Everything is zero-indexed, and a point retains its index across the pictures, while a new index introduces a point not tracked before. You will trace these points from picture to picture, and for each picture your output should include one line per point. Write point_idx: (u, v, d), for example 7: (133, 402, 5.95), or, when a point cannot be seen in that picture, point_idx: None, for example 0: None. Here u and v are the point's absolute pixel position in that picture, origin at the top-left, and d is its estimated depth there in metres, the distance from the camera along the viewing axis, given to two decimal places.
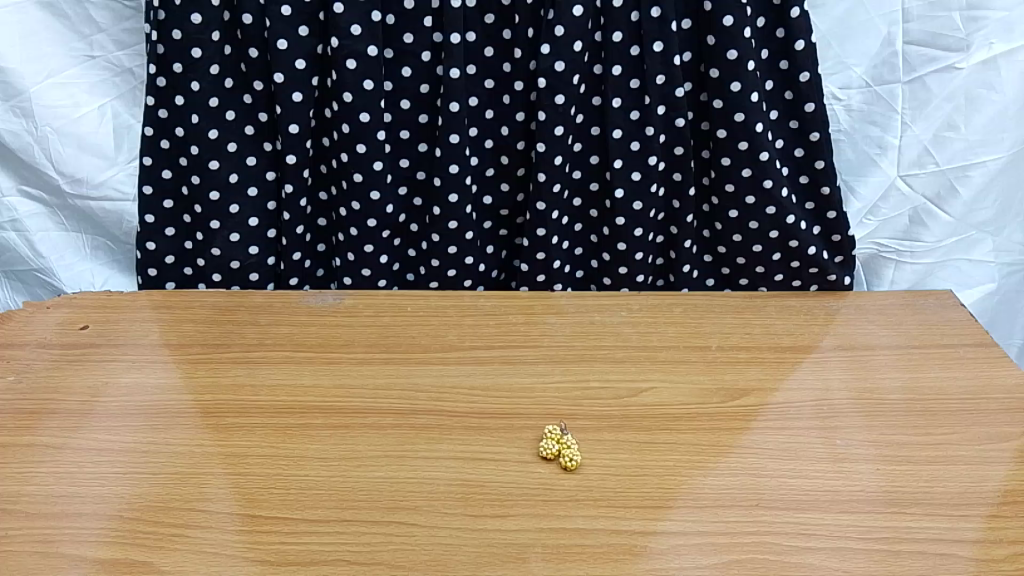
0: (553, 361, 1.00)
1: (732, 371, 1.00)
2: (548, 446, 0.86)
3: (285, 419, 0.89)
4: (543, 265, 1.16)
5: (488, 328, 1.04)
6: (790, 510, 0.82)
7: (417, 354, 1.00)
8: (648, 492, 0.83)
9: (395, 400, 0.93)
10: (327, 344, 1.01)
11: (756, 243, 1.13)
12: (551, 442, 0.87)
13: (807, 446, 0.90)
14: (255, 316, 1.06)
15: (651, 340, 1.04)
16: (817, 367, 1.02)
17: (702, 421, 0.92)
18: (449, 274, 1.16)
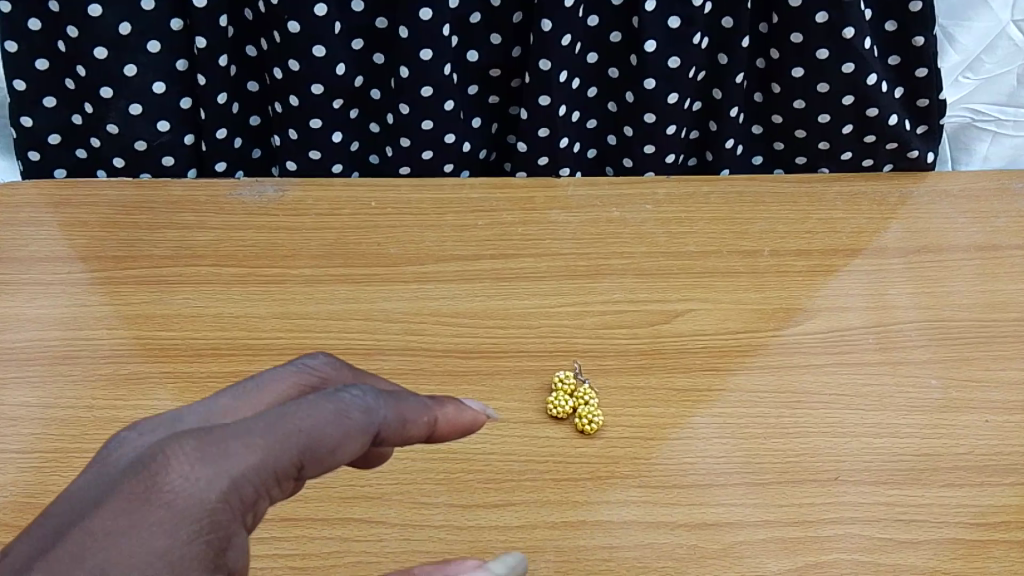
0: (562, 277, 0.76)
1: (792, 285, 0.77)
2: (560, 404, 0.64)
3: (208, 367, 0.68)
4: (546, 143, 0.91)
5: (476, 230, 0.79)
6: (876, 487, 0.63)
7: (383, 269, 0.76)
8: (693, 464, 0.63)
9: (356, 337, 0.70)
10: (264, 256, 0.77)
11: (821, 112, 0.88)
12: (563, 398, 0.64)
13: (894, 392, 0.69)
14: (165, 218, 0.80)
15: (686, 245, 0.80)
16: (902, 278, 0.79)
17: (758, 358, 0.71)
18: (425, 156, 0.90)
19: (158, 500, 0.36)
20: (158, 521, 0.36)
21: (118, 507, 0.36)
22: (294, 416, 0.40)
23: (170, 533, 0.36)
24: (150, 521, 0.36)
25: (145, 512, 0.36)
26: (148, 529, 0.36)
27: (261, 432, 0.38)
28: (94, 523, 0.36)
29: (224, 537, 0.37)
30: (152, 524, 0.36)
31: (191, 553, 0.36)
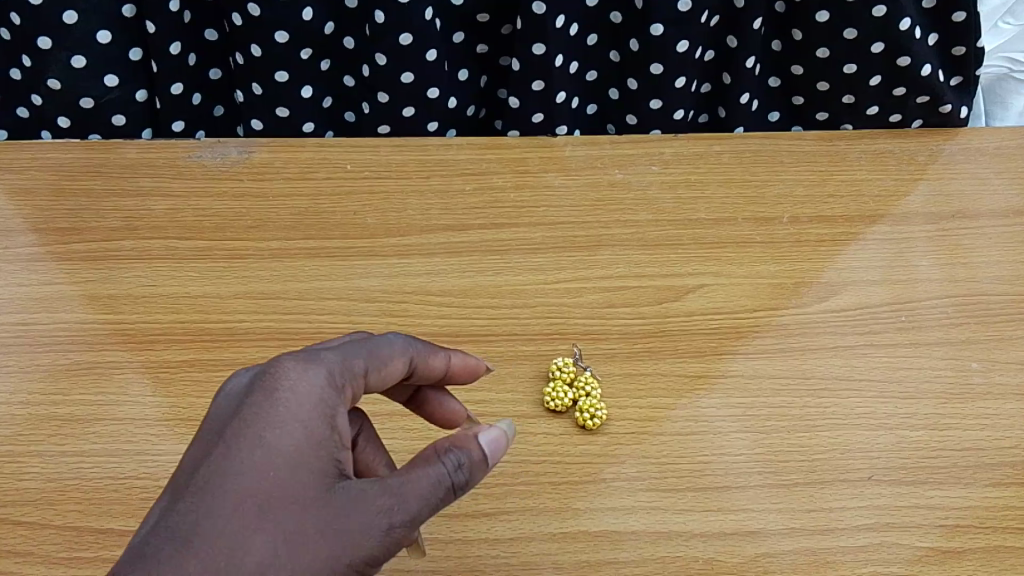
0: (560, 249, 0.69)
1: (818, 255, 0.69)
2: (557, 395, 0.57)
3: (161, 354, 0.60)
4: (541, 98, 0.82)
5: (464, 196, 0.71)
6: (915, 487, 0.56)
7: (360, 241, 0.68)
8: (709, 464, 0.56)
9: (329, 319, 0.63)
10: (225, 226, 0.68)
11: (849, 62, 0.80)
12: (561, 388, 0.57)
13: (932, 377, 0.62)
14: (114, 184, 0.71)
15: (696, 209, 0.72)
16: (939, 245, 0.71)
17: (781, 339, 0.64)
18: (406, 113, 0.82)
19: (274, 395, 0.42)
20: (282, 408, 0.41)
21: (241, 414, 0.41)
22: (353, 342, 0.46)
23: (293, 412, 0.41)
24: (274, 408, 0.41)
25: (266, 405, 0.41)
26: (271, 414, 0.41)
27: (333, 350, 0.45)
28: (232, 428, 0.41)
29: (330, 416, 0.42)
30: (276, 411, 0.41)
31: (311, 427, 0.41)
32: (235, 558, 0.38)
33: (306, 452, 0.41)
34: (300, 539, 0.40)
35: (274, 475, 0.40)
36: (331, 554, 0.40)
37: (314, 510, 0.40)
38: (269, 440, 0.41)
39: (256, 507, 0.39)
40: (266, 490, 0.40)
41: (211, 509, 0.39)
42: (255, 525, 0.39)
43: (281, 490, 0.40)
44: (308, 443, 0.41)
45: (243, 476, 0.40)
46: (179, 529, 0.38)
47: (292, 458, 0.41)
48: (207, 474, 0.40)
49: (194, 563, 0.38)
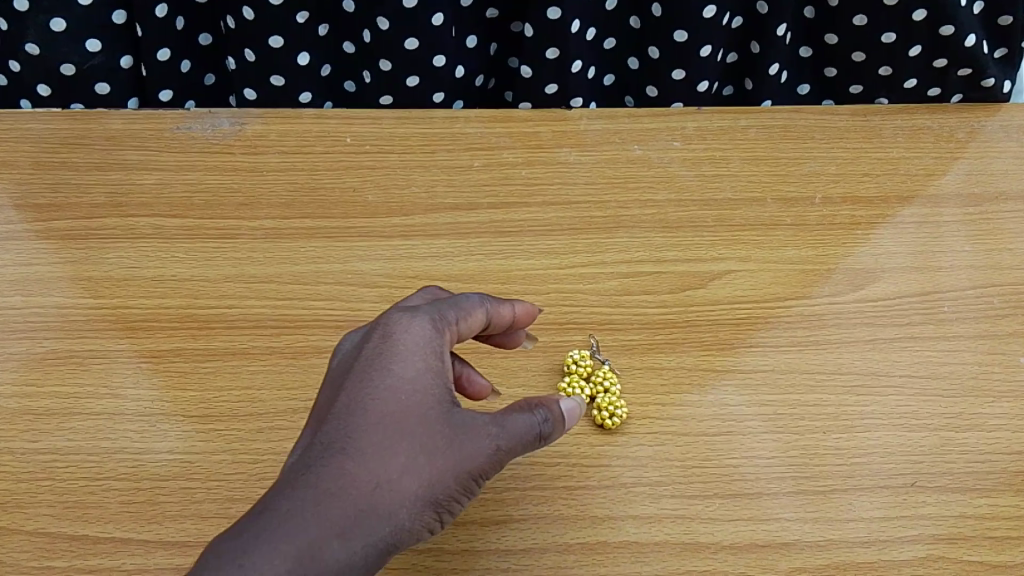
0: (575, 230, 0.64)
1: (853, 238, 0.64)
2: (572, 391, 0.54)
3: (144, 342, 0.55)
4: (556, 67, 0.77)
5: (472, 173, 0.66)
6: (963, 495, 0.51)
7: (360, 221, 0.63)
8: (738, 468, 0.51)
9: (327, 304, 0.58)
10: (214, 203, 0.63)
11: (887, 29, 0.75)
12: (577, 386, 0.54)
13: (978, 375, 0.57)
14: (97, 156, 0.66)
15: (722, 187, 0.67)
16: (982, 229, 0.66)
17: (814, 330, 0.59)
18: (410, 82, 0.77)
19: (389, 338, 0.43)
20: (399, 347, 0.43)
21: (360, 358, 0.43)
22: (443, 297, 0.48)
23: (412, 348, 0.43)
24: (391, 349, 0.43)
25: (382, 347, 0.43)
26: (389, 353, 0.43)
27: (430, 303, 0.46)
28: (359, 365, 0.43)
29: (439, 355, 0.44)
30: (393, 350, 0.43)
31: (427, 363, 0.43)
32: (380, 472, 0.40)
33: (427, 381, 0.42)
34: (433, 454, 0.41)
35: (404, 401, 0.41)
36: (458, 471, 0.41)
37: (441, 430, 0.42)
38: (394, 373, 0.42)
39: (391, 428, 0.41)
40: (398, 414, 0.41)
41: (352, 431, 0.40)
42: (393, 442, 0.40)
43: (408, 415, 0.41)
44: (425, 377, 0.43)
45: (377, 401, 0.41)
46: (325, 451, 0.40)
47: (418, 387, 0.42)
48: (343, 404, 0.41)
49: (345, 479, 0.39)
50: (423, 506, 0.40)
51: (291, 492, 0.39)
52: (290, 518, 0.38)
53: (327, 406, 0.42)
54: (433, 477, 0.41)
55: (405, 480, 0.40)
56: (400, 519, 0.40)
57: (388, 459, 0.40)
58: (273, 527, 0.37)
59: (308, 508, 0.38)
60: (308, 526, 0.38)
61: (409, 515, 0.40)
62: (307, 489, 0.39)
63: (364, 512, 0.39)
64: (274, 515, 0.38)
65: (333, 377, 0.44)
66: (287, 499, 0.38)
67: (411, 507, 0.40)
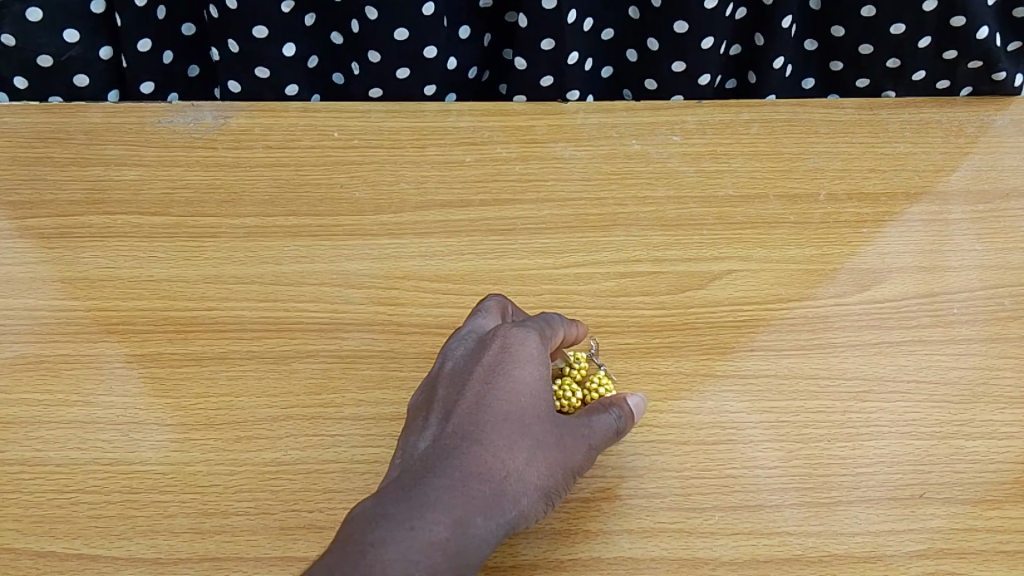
0: (570, 229, 0.61)
1: (859, 237, 0.62)
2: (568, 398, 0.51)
3: (118, 346, 0.53)
4: (551, 59, 0.75)
5: (464, 169, 0.64)
6: (974, 507, 0.49)
7: (346, 219, 0.60)
8: (739, 479, 0.49)
9: (310, 305, 0.56)
10: (195, 200, 0.61)
11: (896, 20, 0.73)
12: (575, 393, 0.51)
13: (988, 379, 0.55)
14: (73, 152, 0.63)
15: (723, 184, 0.64)
16: (993, 227, 0.63)
17: (818, 333, 0.56)
18: (400, 74, 0.75)
19: (508, 349, 0.47)
20: (518, 358, 0.47)
21: (480, 364, 0.47)
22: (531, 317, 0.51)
23: (529, 357, 0.47)
24: (511, 358, 0.47)
25: (501, 357, 0.47)
26: (509, 363, 0.46)
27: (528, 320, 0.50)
28: (481, 368, 0.46)
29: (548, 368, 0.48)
30: (512, 361, 0.46)
31: (540, 373, 0.47)
32: (511, 462, 0.43)
33: (542, 389, 0.46)
34: (550, 451, 0.45)
35: (524, 403, 0.45)
36: (569, 466, 0.45)
37: (554, 430, 0.46)
38: (515, 377, 0.46)
39: (516, 427, 0.44)
40: (521, 413, 0.45)
41: (481, 425, 0.44)
42: (519, 436, 0.44)
43: (529, 417, 0.45)
44: (540, 385, 0.46)
45: (503, 401, 0.45)
46: (460, 441, 0.44)
47: (536, 391, 0.46)
48: (472, 400, 0.45)
49: (482, 467, 0.43)
50: (542, 495, 0.44)
51: (436, 474, 0.42)
52: (440, 494, 0.41)
53: (453, 401, 0.45)
54: (551, 471, 0.45)
55: (530, 470, 0.44)
56: (526, 506, 0.43)
57: (516, 450, 0.44)
58: (428, 501, 0.41)
59: (455, 488, 0.42)
60: (456, 503, 0.41)
61: (532, 501, 0.44)
62: (449, 472, 0.42)
63: (500, 495, 0.43)
64: (426, 491, 0.41)
65: (448, 376, 0.47)
66: (434, 479, 0.42)
67: (534, 496, 0.44)
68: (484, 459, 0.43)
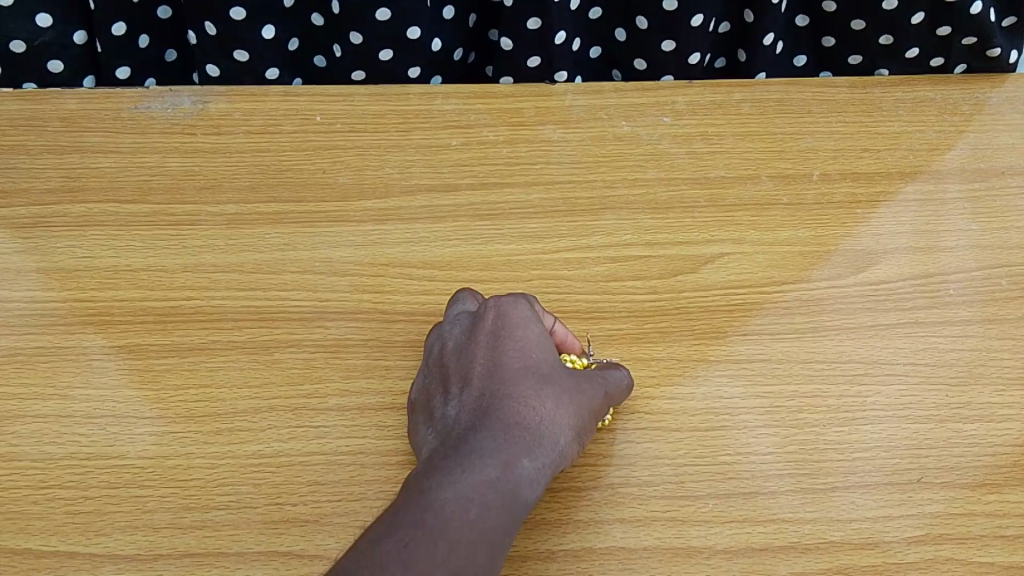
0: (559, 212, 0.60)
1: (854, 217, 0.61)
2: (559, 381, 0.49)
3: (97, 338, 0.51)
4: (538, 39, 0.73)
5: (450, 153, 0.62)
6: (972, 491, 0.48)
7: (330, 205, 0.59)
8: (734, 465, 0.48)
9: (293, 294, 0.54)
10: (174, 188, 0.59)
11: None
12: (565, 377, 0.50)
13: (985, 361, 0.54)
14: (48, 139, 0.62)
15: (715, 166, 0.63)
16: (989, 205, 0.62)
17: (812, 316, 0.55)
18: (383, 56, 0.73)
19: (504, 313, 0.48)
20: (516, 320, 0.47)
21: (482, 332, 0.47)
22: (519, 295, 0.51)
23: (526, 318, 0.48)
24: (509, 321, 0.47)
25: (501, 321, 0.47)
26: (509, 325, 0.47)
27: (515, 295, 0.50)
28: (485, 334, 0.47)
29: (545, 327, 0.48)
30: (512, 323, 0.47)
31: (541, 332, 0.48)
32: (541, 406, 0.43)
33: (548, 344, 0.47)
34: (573, 394, 0.45)
35: (535, 358, 0.46)
36: (592, 410, 0.46)
37: (569, 377, 0.46)
38: (519, 337, 0.46)
39: (536, 377, 0.45)
40: (537, 364, 0.45)
41: (504, 380, 0.44)
42: (541, 383, 0.44)
43: (544, 368, 0.45)
44: (543, 341, 0.47)
45: (514, 356, 0.45)
46: (489, 398, 0.43)
47: (541, 346, 0.47)
48: (485, 361, 0.45)
49: (517, 415, 0.42)
50: (576, 437, 0.44)
51: (472, 429, 0.42)
52: (483, 445, 0.41)
53: (467, 367, 0.45)
54: (578, 412, 0.45)
55: (561, 412, 0.44)
56: (565, 446, 0.43)
57: (543, 395, 0.44)
58: (472, 451, 0.40)
59: (495, 435, 0.41)
60: (501, 448, 0.41)
61: (568, 441, 0.44)
62: (488, 426, 0.42)
63: (540, 436, 0.42)
64: (467, 444, 0.41)
65: (453, 352, 0.47)
66: (475, 434, 0.41)
67: (570, 437, 0.44)
68: (515, 408, 0.43)
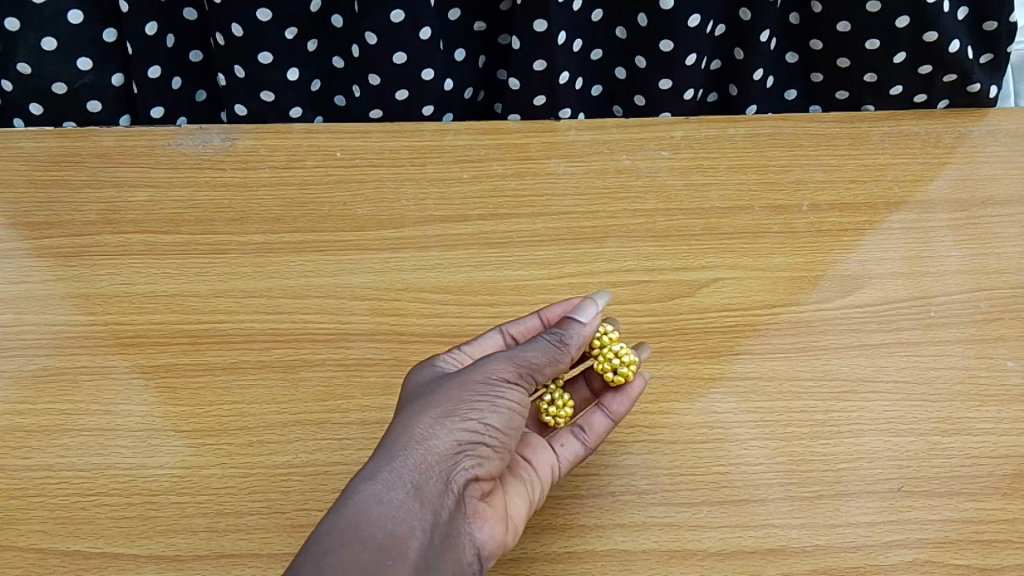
0: (563, 241, 0.64)
1: (841, 245, 0.65)
2: (556, 418, 0.52)
3: (136, 358, 0.56)
4: (543, 79, 0.78)
5: (461, 185, 0.67)
6: (950, 499, 0.51)
7: (350, 234, 0.63)
8: (726, 475, 0.52)
9: (317, 317, 0.58)
10: (205, 219, 0.64)
11: (872, 36, 0.76)
12: (557, 403, 0.52)
13: (965, 379, 0.58)
14: (88, 174, 0.66)
15: (710, 196, 0.67)
16: (969, 232, 0.66)
17: (801, 337, 0.59)
18: (398, 96, 0.78)
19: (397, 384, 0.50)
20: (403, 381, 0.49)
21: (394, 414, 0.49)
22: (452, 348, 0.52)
23: (409, 374, 0.49)
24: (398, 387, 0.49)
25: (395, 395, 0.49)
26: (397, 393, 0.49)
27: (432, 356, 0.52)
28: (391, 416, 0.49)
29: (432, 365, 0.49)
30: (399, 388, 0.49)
31: (423, 372, 0.49)
32: (394, 430, 0.44)
33: (425, 378, 0.48)
34: (431, 396, 0.45)
35: (409, 394, 0.47)
36: (459, 388, 0.45)
37: (433, 386, 0.46)
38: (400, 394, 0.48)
39: (401, 411, 0.45)
40: (406, 403, 0.46)
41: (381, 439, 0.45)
42: (406, 408, 0.45)
43: (413, 397, 0.46)
44: (421, 379, 0.48)
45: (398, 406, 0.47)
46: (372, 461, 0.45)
47: (417, 385, 0.47)
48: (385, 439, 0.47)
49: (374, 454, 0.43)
50: (443, 420, 0.43)
51: None
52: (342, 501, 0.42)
53: None
54: (438, 403, 0.44)
55: (414, 418, 0.44)
56: (422, 442, 0.42)
57: (398, 420, 0.44)
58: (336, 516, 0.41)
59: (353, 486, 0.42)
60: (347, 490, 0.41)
61: (430, 429, 0.43)
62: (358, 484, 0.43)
63: (387, 453, 0.42)
64: None
65: None
66: None
67: (430, 430, 0.43)
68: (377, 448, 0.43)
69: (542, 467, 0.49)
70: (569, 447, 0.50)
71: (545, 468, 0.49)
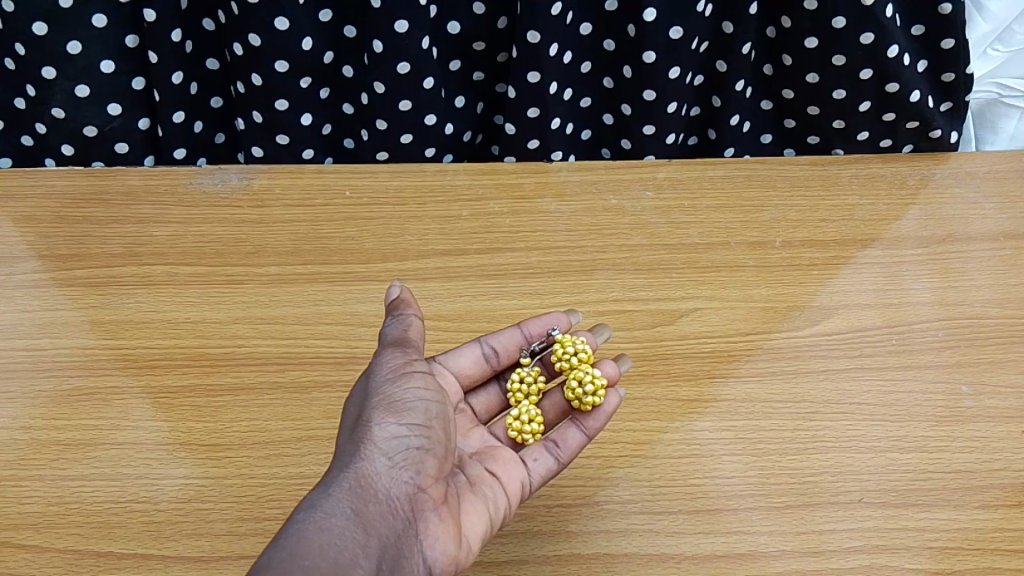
0: (554, 273, 0.69)
1: (811, 278, 0.70)
2: (523, 434, 0.58)
3: (161, 379, 0.61)
4: (536, 125, 0.84)
5: (461, 222, 0.72)
6: (907, 511, 0.56)
7: (358, 267, 0.69)
8: (702, 486, 0.57)
9: (327, 342, 0.63)
10: (225, 252, 0.69)
11: (840, 87, 0.82)
12: (522, 419, 0.58)
13: (925, 402, 0.63)
14: (116, 210, 0.72)
15: (690, 233, 0.73)
16: (931, 267, 0.72)
17: (773, 362, 0.64)
18: (403, 140, 0.84)
19: None
20: None
21: None
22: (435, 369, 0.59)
23: None
24: None
25: None
26: None
27: None
28: None
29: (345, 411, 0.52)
30: None
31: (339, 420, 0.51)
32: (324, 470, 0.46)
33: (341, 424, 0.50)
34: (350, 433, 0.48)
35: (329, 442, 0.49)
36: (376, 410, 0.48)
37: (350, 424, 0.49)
38: None
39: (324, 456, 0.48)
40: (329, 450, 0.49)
41: None
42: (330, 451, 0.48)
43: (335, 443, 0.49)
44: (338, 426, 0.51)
45: None
46: None
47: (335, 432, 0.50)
48: None
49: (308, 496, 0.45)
50: (367, 441, 0.46)
51: None
52: None
53: None
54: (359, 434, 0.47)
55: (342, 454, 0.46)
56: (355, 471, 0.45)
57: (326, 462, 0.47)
58: None
59: None
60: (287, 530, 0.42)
61: (361, 456, 0.46)
62: None
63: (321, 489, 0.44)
64: None
65: None
66: None
67: (360, 459, 0.46)
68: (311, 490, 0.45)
69: (510, 484, 0.53)
70: (541, 462, 0.55)
71: (515, 483, 0.53)
